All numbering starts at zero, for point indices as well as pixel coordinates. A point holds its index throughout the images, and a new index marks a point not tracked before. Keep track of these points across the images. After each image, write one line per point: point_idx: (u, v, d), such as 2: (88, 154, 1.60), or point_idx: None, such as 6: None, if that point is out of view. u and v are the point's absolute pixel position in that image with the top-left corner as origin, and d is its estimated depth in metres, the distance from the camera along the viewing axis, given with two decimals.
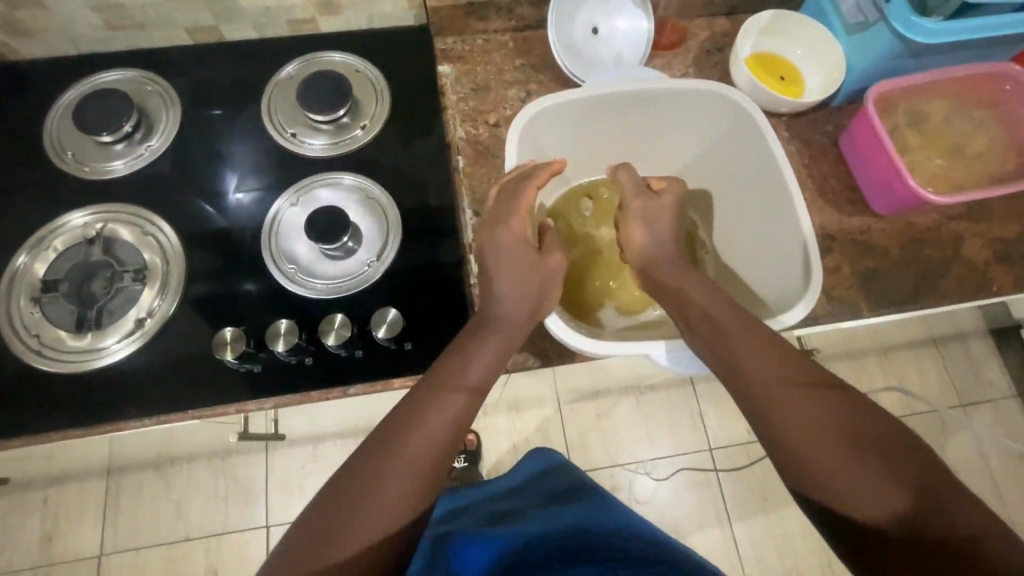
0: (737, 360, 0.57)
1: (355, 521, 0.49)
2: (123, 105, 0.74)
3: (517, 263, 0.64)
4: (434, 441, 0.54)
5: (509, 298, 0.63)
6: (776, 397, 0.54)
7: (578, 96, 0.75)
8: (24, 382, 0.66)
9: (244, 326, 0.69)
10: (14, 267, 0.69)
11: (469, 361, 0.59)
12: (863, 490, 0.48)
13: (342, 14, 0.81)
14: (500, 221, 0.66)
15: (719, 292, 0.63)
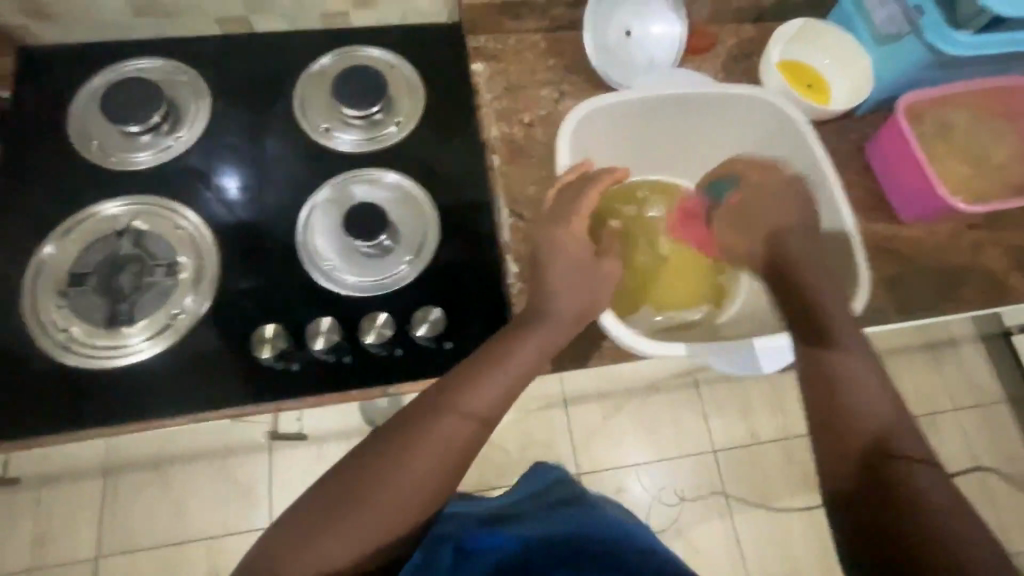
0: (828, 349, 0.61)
1: (359, 510, 0.51)
2: (154, 94, 0.72)
3: (573, 264, 0.65)
4: (436, 459, 0.54)
5: (557, 305, 0.63)
6: (836, 388, 0.58)
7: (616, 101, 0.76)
8: (49, 380, 0.63)
9: (282, 322, 0.67)
10: (41, 258, 0.66)
11: (480, 383, 0.57)
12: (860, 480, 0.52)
13: (375, 7, 0.80)
14: (559, 220, 0.66)
15: (830, 281, 0.67)
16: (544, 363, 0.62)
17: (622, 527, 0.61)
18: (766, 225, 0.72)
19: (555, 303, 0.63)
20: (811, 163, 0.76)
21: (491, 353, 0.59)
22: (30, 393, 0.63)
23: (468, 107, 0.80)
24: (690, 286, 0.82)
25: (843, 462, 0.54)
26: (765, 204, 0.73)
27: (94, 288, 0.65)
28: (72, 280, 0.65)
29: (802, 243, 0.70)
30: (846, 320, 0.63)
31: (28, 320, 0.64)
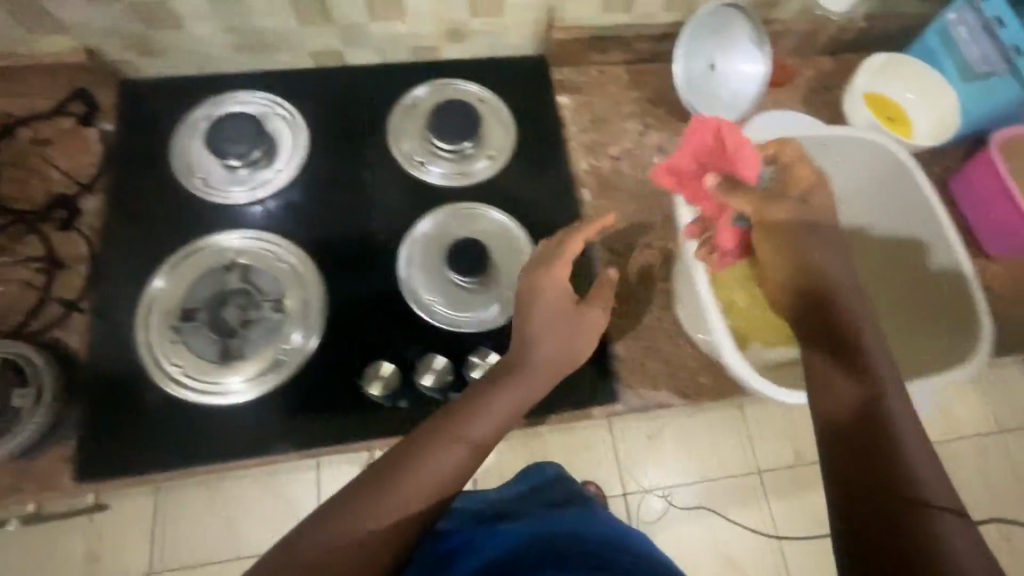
0: (838, 353, 0.54)
1: (344, 545, 0.46)
2: (258, 130, 0.73)
3: (557, 313, 0.61)
4: (420, 493, 0.49)
5: (539, 353, 0.59)
6: (854, 389, 0.50)
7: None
8: (162, 416, 0.64)
9: (388, 356, 0.68)
10: (152, 291, 0.67)
11: (477, 413, 0.54)
12: (865, 488, 0.44)
13: (466, 41, 0.80)
14: (543, 263, 0.64)
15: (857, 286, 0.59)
16: (524, 411, 0.57)
17: (617, 532, 0.65)
18: (768, 229, 0.64)
19: (537, 350, 0.59)
20: (920, 202, 0.71)
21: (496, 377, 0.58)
22: (145, 429, 0.63)
23: (556, 141, 0.81)
24: None
25: (861, 467, 0.45)
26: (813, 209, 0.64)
27: (206, 323, 0.66)
28: (185, 315, 0.67)
29: (835, 260, 0.61)
30: (873, 331, 0.55)
31: (142, 355, 0.65)
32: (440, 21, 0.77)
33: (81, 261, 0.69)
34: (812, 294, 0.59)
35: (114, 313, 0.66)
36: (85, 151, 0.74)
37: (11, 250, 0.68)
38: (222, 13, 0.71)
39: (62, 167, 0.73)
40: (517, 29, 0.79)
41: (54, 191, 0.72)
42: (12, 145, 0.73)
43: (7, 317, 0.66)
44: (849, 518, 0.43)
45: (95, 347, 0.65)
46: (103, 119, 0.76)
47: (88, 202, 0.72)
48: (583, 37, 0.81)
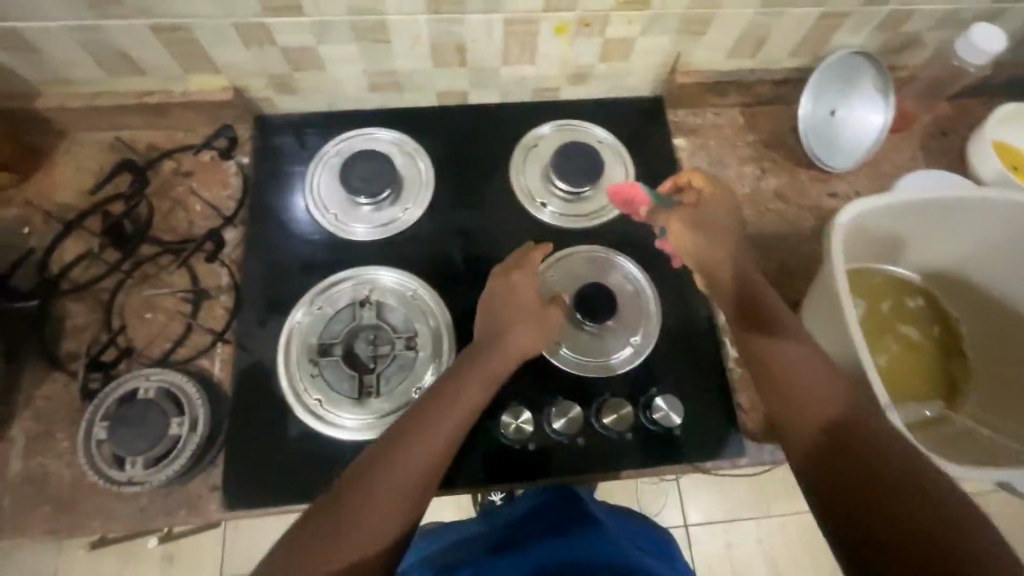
0: (817, 367, 0.56)
1: (373, 499, 0.49)
2: (390, 170, 0.74)
3: (528, 310, 0.66)
4: (441, 447, 0.54)
5: (512, 337, 0.64)
6: (837, 401, 0.53)
7: (894, 200, 0.65)
8: (301, 450, 0.66)
9: (518, 398, 0.68)
10: (292, 326, 0.70)
11: (477, 371, 0.60)
12: (875, 489, 0.47)
13: (587, 83, 0.81)
14: (511, 270, 0.69)
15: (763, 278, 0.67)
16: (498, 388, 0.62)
17: (626, 554, 0.57)
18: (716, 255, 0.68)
19: (507, 340, 0.64)
20: None
21: (447, 384, 0.59)
22: (286, 461, 0.66)
23: None
24: (927, 375, 0.73)
25: (866, 474, 0.48)
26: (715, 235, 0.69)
27: (343, 359, 0.68)
28: (323, 350, 0.68)
29: (741, 262, 0.68)
30: (787, 311, 0.63)
31: (284, 388, 0.67)
32: (569, 65, 0.77)
33: (224, 290, 0.72)
34: (741, 282, 0.66)
35: (256, 346, 0.69)
36: (223, 184, 0.77)
37: (160, 279, 0.72)
38: (365, 58, 0.72)
39: (203, 199, 0.76)
40: (640, 72, 0.80)
41: (196, 222, 0.75)
42: (158, 175, 0.77)
43: (155, 344, 0.69)
44: (848, 527, 0.47)
45: (239, 379, 0.68)
46: (240, 153, 0.79)
47: (228, 233, 0.75)
48: (706, 81, 0.81)
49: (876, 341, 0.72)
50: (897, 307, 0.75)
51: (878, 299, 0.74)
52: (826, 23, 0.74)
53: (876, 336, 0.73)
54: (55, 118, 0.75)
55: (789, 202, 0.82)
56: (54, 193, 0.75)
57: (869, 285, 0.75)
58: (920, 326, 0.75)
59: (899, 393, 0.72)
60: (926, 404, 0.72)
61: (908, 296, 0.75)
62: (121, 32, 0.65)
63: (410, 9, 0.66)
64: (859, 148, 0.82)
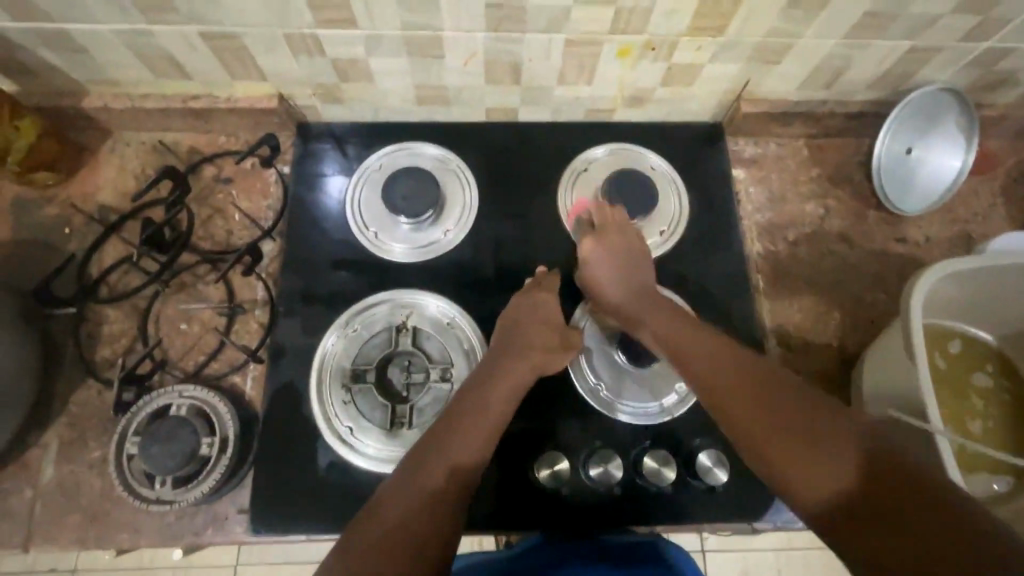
0: (770, 404, 0.52)
1: (393, 532, 0.50)
2: (433, 190, 0.71)
3: (552, 326, 0.65)
4: (460, 470, 0.54)
5: (530, 344, 0.63)
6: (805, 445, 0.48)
7: (983, 263, 0.61)
8: (330, 478, 0.64)
9: (555, 441, 0.65)
10: (329, 348, 0.68)
11: (492, 390, 0.59)
12: (885, 541, 0.42)
13: (644, 106, 0.76)
14: (538, 290, 0.67)
15: (666, 309, 0.62)
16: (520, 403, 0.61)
17: None
18: (640, 295, 0.64)
19: (527, 357, 0.62)
20: None
21: (458, 423, 0.57)
22: (315, 488, 0.64)
23: (729, 219, 0.76)
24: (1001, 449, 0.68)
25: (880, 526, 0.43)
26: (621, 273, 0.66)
27: (376, 387, 0.66)
28: (356, 376, 0.66)
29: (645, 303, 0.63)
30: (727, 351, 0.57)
31: (315, 412, 0.66)
32: (627, 87, 0.73)
33: (259, 305, 0.71)
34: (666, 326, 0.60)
35: (289, 367, 0.68)
36: (263, 193, 0.75)
37: (196, 289, 0.71)
38: (415, 71, 0.69)
39: (242, 209, 0.74)
40: (703, 98, 0.75)
41: (234, 232, 0.74)
42: (199, 181, 0.75)
43: (189, 357, 0.68)
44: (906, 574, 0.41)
45: (270, 400, 0.67)
46: (281, 161, 0.77)
47: (266, 246, 0.73)
48: (772, 110, 0.76)
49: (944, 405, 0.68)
50: (967, 369, 0.70)
51: (947, 358, 0.70)
52: (913, 57, 0.68)
53: (943, 400, 0.69)
54: (99, 117, 0.74)
55: (853, 244, 0.77)
56: (96, 193, 0.74)
57: (936, 342, 0.70)
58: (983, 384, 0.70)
59: (963, 461, 0.68)
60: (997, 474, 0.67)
61: (966, 351, 0.71)
62: (170, 37, 0.63)
63: (467, 26, 0.62)
64: (933, 190, 0.76)
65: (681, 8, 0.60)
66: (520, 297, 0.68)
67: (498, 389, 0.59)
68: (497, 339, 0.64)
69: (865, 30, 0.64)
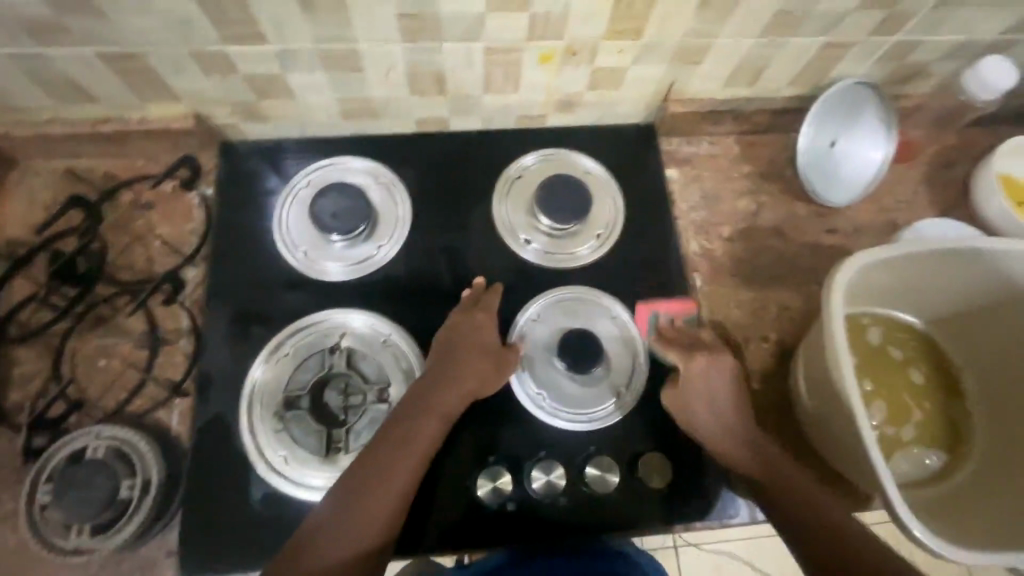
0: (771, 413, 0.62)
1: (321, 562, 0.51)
2: (363, 206, 0.69)
3: (486, 341, 0.64)
4: (389, 498, 0.55)
5: (462, 362, 0.62)
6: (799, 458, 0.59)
7: (899, 253, 0.62)
8: (264, 514, 0.61)
9: (498, 454, 0.64)
10: (258, 376, 0.65)
11: (422, 416, 0.59)
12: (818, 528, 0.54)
13: (575, 110, 0.76)
14: (475, 306, 0.67)
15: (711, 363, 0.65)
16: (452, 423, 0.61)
17: None
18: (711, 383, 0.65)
19: (460, 376, 0.61)
20: None
21: (389, 448, 0.56)
22: (249, 525, 0.61)
23: (667, 219, 0.76)
24: (927, 425, 0.71)
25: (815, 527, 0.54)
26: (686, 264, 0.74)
27: (310, 413, 0.63)
28: (288, 403, 0.63)
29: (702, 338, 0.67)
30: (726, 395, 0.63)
31: (245, 443, 0.63)
32: (555, 93, 0.72)
33: (184, 335, 0.68)
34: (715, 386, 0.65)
35: (217, 398, 0.65)
36: (185, 218, 0.72)
37: (114, 323, 0.67)
38: (337, 85, 0.67)
39: (162, 235, 0.71)
40: (633, 99, 0.75)
41: (155, 259, 0.70)
42: (116, 208, 0.72)
43: (109, 395, 0.65)
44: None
45: (198, 435, 0.63)
46: (204, 183, 0.74)
47: (190, 273, 0.70)
48: (700, 110, 0.76)
49: (876, 387, 0.70)
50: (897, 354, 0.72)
51: (878, 345, 0.72)
52: (829, 52, 0.70)
53: (875, 383, 0.70)
54: (3, 147, 0.70)
55: (787, 238, 0.78)
56: (3, 226, 0.70)
57: (868, 329, 0.72)
58: (898, 363, 0.72)
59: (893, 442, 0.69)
60: (929, 451, 0.70)
61: (879, 342, 0.72)
62: (68, 60, 0.60)
63: (383, 39, 0.61)
64: (859, 181, 0.78)
65: (597, 12, 0.60)
66: (456, 311, 0.67)
67: (434, 404, 0.59)
68: (432, 357, 0.63)
69: (779, 28, 0.65)
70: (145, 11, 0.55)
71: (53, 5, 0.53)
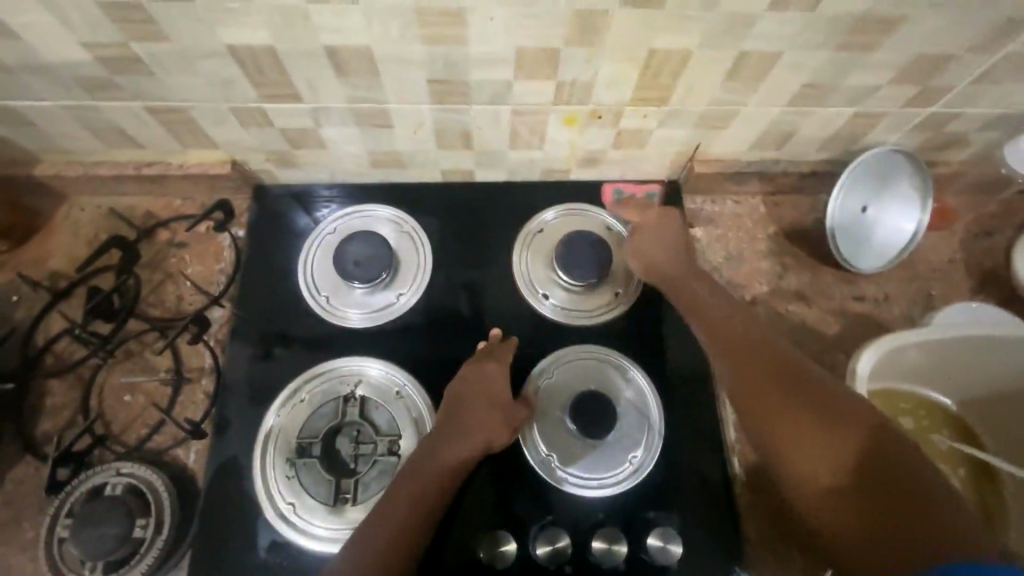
0: (791, 383, 0.58)
1: None
2: (385, 255, 0.71)
3: (496, 399, 0.64)
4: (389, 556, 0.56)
5: (470, 420, 0.62)
6: (837, 435, 0.53)
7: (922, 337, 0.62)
8: (269, 562, 0.62)
9: (504, 517, 0.63)
10: (273, 421, 0.66)
11: (425, 475, 0.59)
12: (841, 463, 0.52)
13: (599, 166, 0.76)
14: (486, 359, 0.67)
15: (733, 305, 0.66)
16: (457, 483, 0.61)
17: None
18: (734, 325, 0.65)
19: (467, 434, 0.62)
20: None
21: (399, 495, 0.58)
22: (253, 571, 0.62)
23: None
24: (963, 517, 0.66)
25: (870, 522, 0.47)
26: (667, 251, 0.71)
27: (321, 461, 0.64)
28: (300, 450, 0.64)
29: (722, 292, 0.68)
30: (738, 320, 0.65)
31: (256, 490, 0.64)
32: (580, 151, 0.73)
33: (206, 374, 0.70)
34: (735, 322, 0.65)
35: (233, 441, 0.66)
36: (216, 258, 0.75)
37: (142, 359, 0.70)
38: (366, 138, 0.69)
39: (193, 275, 0.74)
40: (658, 158, 0.75)
41: (185, 297, 0.73)
42: (152, 246, 0.75)
43: (132, 430, 0.67)
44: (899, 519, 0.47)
45: (211, 476, 0.65)
46: (236, 225, 0.76)
47: (216, 312, 0.72)
48: (727, 170, 0.76)
49: None
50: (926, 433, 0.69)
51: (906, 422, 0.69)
52: (860, 121, 0.68)
53: None
54: (52, 184, 0.74)
55: (811, 303, 0.76)
56: (47, 259, 0.74)
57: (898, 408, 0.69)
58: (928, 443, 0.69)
59: None
60: None
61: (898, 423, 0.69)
62: (116, 111, 0.63)
63: (413, 100, 0.62)
64: (891, 248, 0.75)
65: (623, 81, 0.60)
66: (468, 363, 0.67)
67: (444, 454, 0.61)
68: (442, 411, 0.64)
69: (808, 99, 0.64)
70: (191, 74, 0.58)
71: (107, 66, 0.57)
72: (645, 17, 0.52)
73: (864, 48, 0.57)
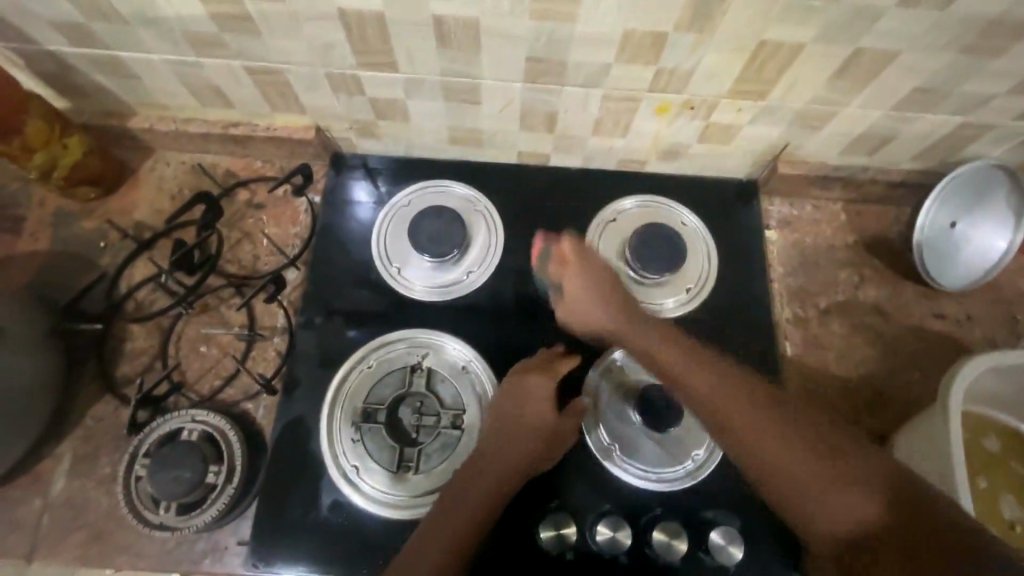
0: (767, 408, 0.53)
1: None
2: (459, 233, 0.71)
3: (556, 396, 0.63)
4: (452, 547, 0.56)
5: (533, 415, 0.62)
6: (839, 466, 0.49)
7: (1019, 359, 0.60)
8: (331, 521, 0.64)
9: (561, 502, 0.64)
10: (340, 386, 0.67)
11: (489, 467, 0.59)
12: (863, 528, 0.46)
13: (678, 160, 0.75)
14: (549, 357, 0.66)
15: (674, 343, 0.60)
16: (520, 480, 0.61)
17: None
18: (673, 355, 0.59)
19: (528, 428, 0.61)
20: None
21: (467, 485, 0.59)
22: (316, 527, 0.63)
23: (760, 281, 0.73)
24: None
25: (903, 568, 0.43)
26: (600, 306, 0.63)
27: (386, 427, 0.65)
28: (366, 415, 0.65)
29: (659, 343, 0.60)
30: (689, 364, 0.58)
31: (322, 449, 0.65)
32: (663, 142, 0.71)
33: (278, 333, 0.71)
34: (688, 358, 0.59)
35: (301, 400, 0.68)
36: (292, 221, 0.76)
37: (217, 313, 0.72)
38: (451, 114, 0.69)
39: (271, 236, 0.75)
40: (741, 156, 0.73)
41: (260, 257, 0.75)
42: (232, 204, 0.77)
43: (205, 381, 0.69)
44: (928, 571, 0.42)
45: (278, 433, 0.66)
46: (313, 190, 0.77)
47: (291, 274, 0.74)
48: (812, 174, 0.73)
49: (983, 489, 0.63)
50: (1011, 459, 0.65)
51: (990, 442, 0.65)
52: (963, 131, 0.66)
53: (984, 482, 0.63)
54: (143, 137, 0.76)
55: (888, 317, 0.74)
56: (133, 210, 0.76)
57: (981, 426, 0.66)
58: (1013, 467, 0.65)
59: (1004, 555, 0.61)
60: None
61: (968, 445, 0.65)
62: (217, 69, 0.65)
63: (506, 78, 0.62)
64: (976, 266, 0.71)
65: (725, 72, 0.59)
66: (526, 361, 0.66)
67: (508, 444, 0.60)
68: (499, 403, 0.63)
69: (914, 104, 0.62)
70: (295, 36, 0.59)
71: (218, 23, 0.58)
72: (762, 7, 0.51)
73: (988, 54, 0.55)
